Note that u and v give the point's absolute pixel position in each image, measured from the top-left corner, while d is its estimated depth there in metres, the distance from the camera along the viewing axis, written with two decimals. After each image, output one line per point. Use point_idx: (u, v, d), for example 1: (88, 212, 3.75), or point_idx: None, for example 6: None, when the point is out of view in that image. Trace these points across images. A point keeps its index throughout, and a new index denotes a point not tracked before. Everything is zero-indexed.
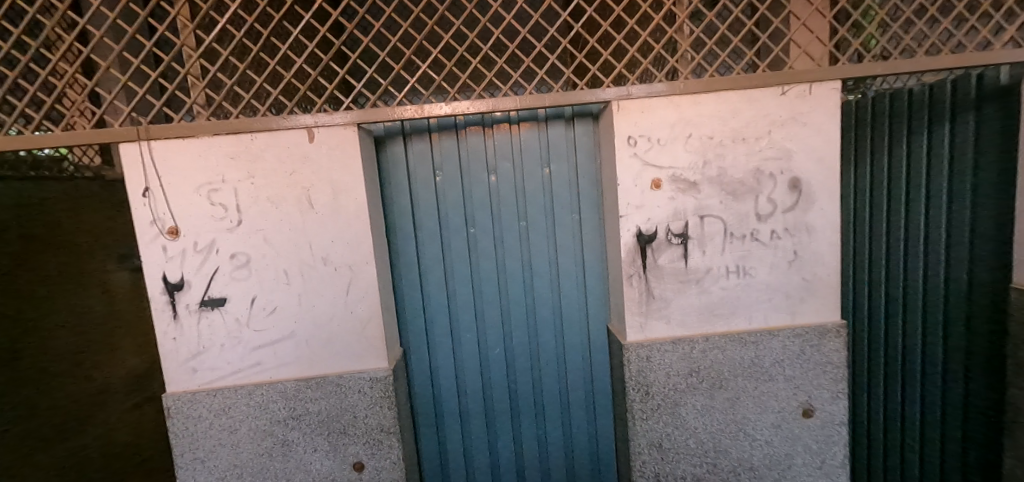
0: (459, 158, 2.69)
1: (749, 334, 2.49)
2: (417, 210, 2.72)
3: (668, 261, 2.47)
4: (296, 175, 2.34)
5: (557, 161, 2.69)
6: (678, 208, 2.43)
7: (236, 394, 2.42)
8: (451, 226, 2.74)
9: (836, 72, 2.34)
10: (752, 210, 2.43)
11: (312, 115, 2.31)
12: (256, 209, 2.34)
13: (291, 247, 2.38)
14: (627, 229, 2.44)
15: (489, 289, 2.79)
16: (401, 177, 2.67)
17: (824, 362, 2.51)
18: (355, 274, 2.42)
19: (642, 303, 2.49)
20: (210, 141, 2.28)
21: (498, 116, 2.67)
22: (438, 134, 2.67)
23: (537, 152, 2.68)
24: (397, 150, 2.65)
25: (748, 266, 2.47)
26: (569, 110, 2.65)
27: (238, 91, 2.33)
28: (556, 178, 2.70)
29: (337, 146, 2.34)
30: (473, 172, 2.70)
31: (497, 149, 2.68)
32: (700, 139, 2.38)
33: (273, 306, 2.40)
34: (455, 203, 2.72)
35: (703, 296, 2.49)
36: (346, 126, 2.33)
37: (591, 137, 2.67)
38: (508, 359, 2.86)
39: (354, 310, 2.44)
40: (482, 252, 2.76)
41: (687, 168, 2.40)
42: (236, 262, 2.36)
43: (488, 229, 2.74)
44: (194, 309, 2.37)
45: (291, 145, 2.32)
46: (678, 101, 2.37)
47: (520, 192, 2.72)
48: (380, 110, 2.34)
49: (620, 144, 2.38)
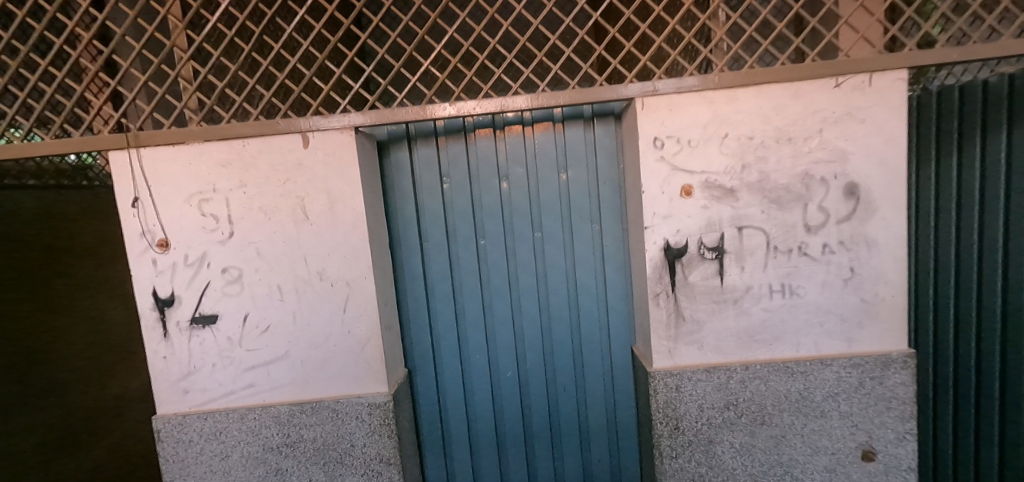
0: (467, 163, 2.47)
1: (797, 363, 2.16)
2: (423, 220, 2.52)
3: (701, 279, 2.17)
4: (290, 184, 2.17)
5: (575, 166, 2.44)
6: (712, 218, 2.14)
7: (229, 418, 2.26)
8: (459, 237, 2.52)
9: (901, 60, 2.00)
10: (800, 220, 2.11)
11: (307, 119, 2.14)
12: (248, 220, 2.18)
13: (285, 261, 2.21)
14: (653, 242, 2.16)
15: (500, 306, 2.56)
16: (406, 184, 2.48)
17: (888, 398, 2.15)
18: (353, 291, 2.23)
19: (670, 326, 2.20)
20: (201, 148, 2.15)
21: (510, 117, 2.44)
22: (445, 138, 2.46)
23: (553, 156, 2.44)
24: (401, 155, 2.46)
25: (796, 285, 2.15)
26: (588, 109, 2.40)
27: (230, 94, 2.18)
28: (574, 185, 2.45)
29: (334, 152, 2.16)
30: (483, 179, 2.48)
31: (509, 154, 2.45)
32: (738, 139, 2.09)
33: (266, 325, 2.24)
34: (464, 212, 2.50)
35: (742, 318, 2.18)
36: (343, 130, 2.16)
37: (613, 138, 2.41)
38: (522, 384, 2.61)
39: (351, 329, 2.25)
40: (493, 266, 2.53)
41: (723, 173, 2.11)
42: (228, 277, 2.21)
43: (499, 241, 2.51)
44: (184, 327, 2.23)
45: (285, 151, 2.16)
46: (712, 96, 2.08)
47: (534, 201, 2.48)
48: (379, 112, 2.15)
49: (645, 146, 2.11)
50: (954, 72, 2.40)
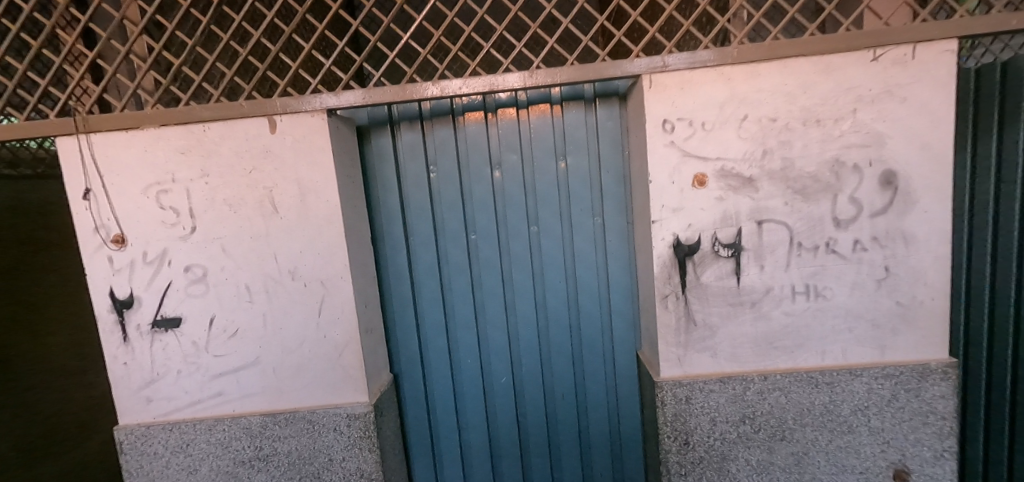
0: (456, 150, 2.24)
1: (822, 374, 1.93)
2: (408, 213, 2.29)
3: (714, 279, 1.94)
4: (257, 173, 1.96)
5: (575, 153, 2.20)
6: (728, 211, 1.90)
7: (195, 430, 2.07)
8: (447, 231, 2.30)
9: (949, 28, 1.74)
10: (828, 213, 1.87)
11: (274, 100, 1.92)
12: (211, 214, 1.97)
13: (253, 259, 2.00)
14: (661, 238, 1.93)
15: (493, 308, 2.34)
16: (389, 173, 2.26)
17: (925, 412, 1.92)
18: (328, 292, 2.02)
19: (680, 332, 1.98)
20: (157, 133, 1.93)
21: (503, 99, 2.20)
22: (432, 123, 2.22)
23: (550, 142, 2.20)
24: (382, 141, 2.24)
25: (822, 286, 1.91)
26: (589, 89, 2.15)
27: (188, 73, 1.96)
28: (573, 173, 2.21)
29: (305, 138, 1.94)
30: (473, 168, 2.24)
31: (502, 139, 2.22)
32: (759, 122, 1.84)
33: (235, 328, 2.04)
34: (452, 203, 2.27)
35: (761, 323, 1.95)
36: (314, 113, 1.93)
37: (617, 122, 2.16)
38: (517, 390, 2.40)
39: (327, 334, 2.04)
40: (485, 263, 2.31)
41: (741, 160, 1.86)
42: (191, 276, 2.01)
43: (491, 235, 2.28)
44: (145, 330, 2.03)
45: (251, 136, 1.94)
46: (729, 72, 1.82)
47: (530, 191, 2.25)
48: (354, 93, 1.92)
49: (652, 130, 1.87)
50: (991, 48, 2.13)
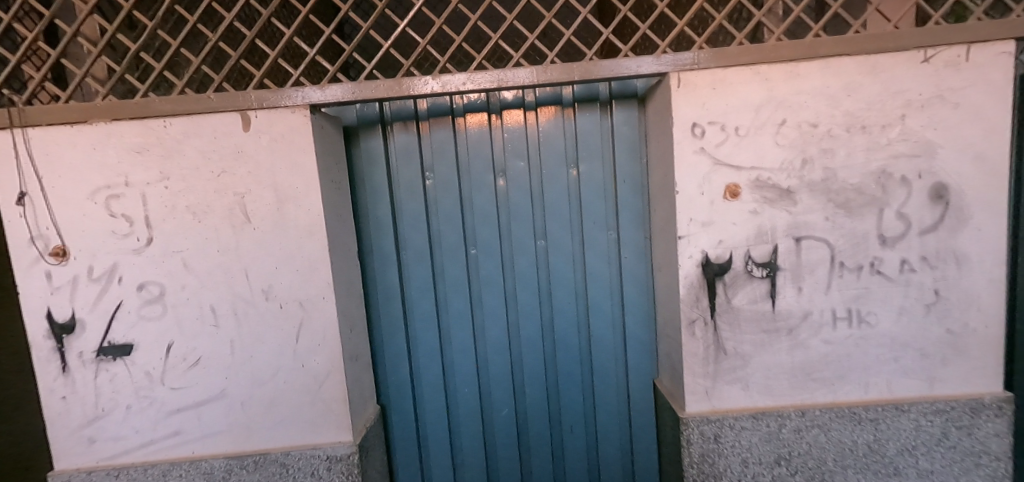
0: (455, 155, 2.00)
1: (865, 409, 1.73)
2: (401, 224, 2.04)
3: (747, 302, 1.73)
4: (227, 177, 1.69)
5: (588, 160, 1.99)
6: (763, 226, 1.70)
7: (147, 476, 1.77)
8: (444, 245, 2.05)
9: (1006, 28, 1.57)
10: (873, 229, 1.68)
11: (249, 93, 1.66)
12: (172, 224, 1.70)
13: (219, 276, 1.73)
14: (688, 255, 1.72)
15: (495, 331, 2.10)
16: (379, 179, 2.01)
17: (978, 452, 1.73)
18: (307, 314, 1.75)
19: (708, 361, 1.76)
20: (108, 129, 1.66)
21: (509, 99, 1.98)
22: (428, 124, 1.99)
23: (560, 148, 1.99)
24: (373, 144, 2.00)
25: (866, 311, 1.72)
26: (605, 89, 1.94)
27: (146, 59, 1.68)
28: (586, 182, 1.99)
29: (284, 138, 1.68)
30: (474, 175, 2.02)
31: (506, 143, 2.00)
32: (798, 127, 1.64)
33: (196, 357, 1.76)
34: (450, 214, 2.04)
35: (798, 352, 1.75)
36: (295, 109, 1.68)
37: (635, 126, 1.95)
38: (520, 423, 2.15)
39: (306, 363, 1.77)
40: (486, 281, 2.07)
41: (778, 170, 1.67)
42: (145, 296, 1.72)
43: (493, 250, 2.05)
44: (89, 359, 1.73)
45: (220, 134, 1.67)
46: (766, 71, 1.63)
47: (537, 201, 2.03)
48: (342, 88, 1.68)
49: (680, 135, 1.66)
50: None
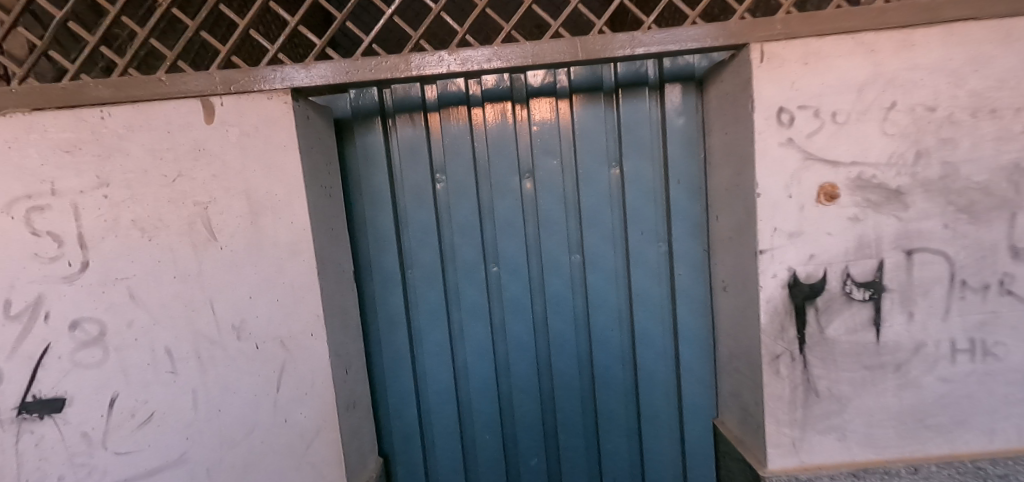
0: (471, 153, 1.66)
1: (992, 464, 1.39)
2: (406, 237, 1.70)
3: (845, 332, 1.38)
4: (184, 182, 1.31)
5: (635, 156, 1.64)
6: (866, 237, 1.34)
7: None
8: (460, 262, 1.71)
9: None
10: (1003, 240, 1.34)
11: (212, 73, 1.29)
12: (113, 243, 1.32)
13: (177, 309, 1.35)
14: (772, 274, 1.36)
15: (521, 363, 1.76)
16: (381, 184, 1.67)
17: None
18: (291, 355, 1.38)
19: (796, 406, 1.40)
20: (27, 121, 1.27)
21: (537, 84, 1.64)
22: (440, 116, 1.66)
23: (600, 143, 1.64)
24: (373, 141, 1.66)
25: (993, 342, 1.37)
26: (654, 71, 1.60)
27: (77, 32, 1.28)
28: (631, 182, 1.65)
29: (257, 132, 1.31)
30: (495, 177, 1.67)
31: (534, 138, 1.66)
32: (912, 111, 1.30)
33: (148, 412, 1.38)
34: (465, 224, 1.69)
35: (908, 393, 1.40)
36: (272, 94, 1.31)
37: (690, 115, 1.61)
38: (552, 470, 1.82)
39: (289, 416, 1.40)
40: (510, 304, 1.73)
41: (886, 165, 1.32)
42: (81, 337, 1.34)
43: (517, 266, 1.71)
44: (8, 419, 1.34)
45: (174, 127, 1.30)
46: (872, 41, 1.29)
47: (572, 207, 1.69)
48: (331, 67, 1.31)
49: (762, 123, 1.31)
50: None
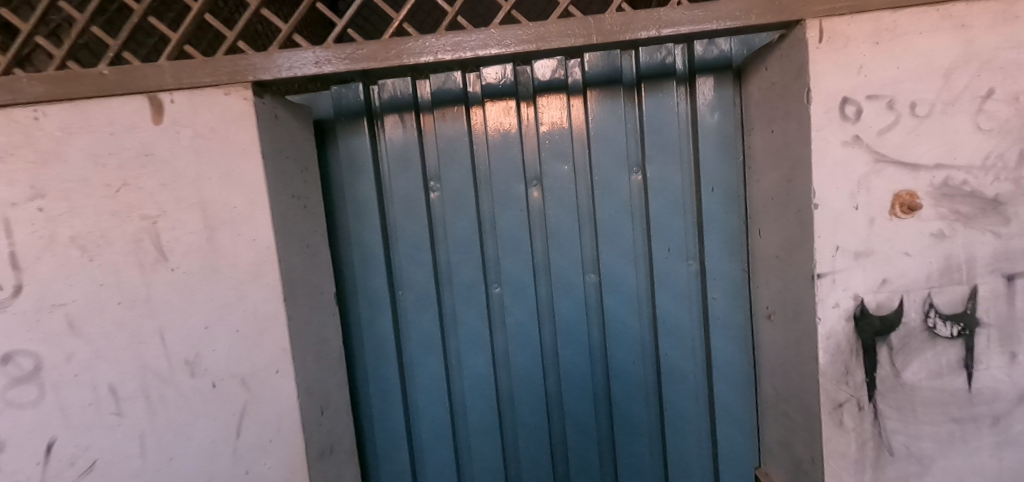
0: (469, 158, 1.45)
1: None
2: (396, 254, 1.49)
3: (926, 377, 1.11)
4: (129, 193, 1.12)
5: (660, 159, 1.40)
6: (955, 258, 1.08)
7: None
8: (457, 283, 1.49)
9: None
10: None
11: (159, 65, 1.10)
12: (51, 263, 1.13)
13: (122, 341, 1.16)
14: (834, 303, 1.10)
15: (527, 399, 1.52)
16: (367, 193, 1.47)
17: None
18: (254, 395, 1.18)
19: (864, 467, 1.14)
20: None
21: (545, 78, 1.42)
22: (434, 116, 1.45)
23: (619, 145, 1.41)
24: (358, 144, 1.45)
25: None
26: (683, 61, 1.37)
27: (6, 17, 1.11)
28: (655, 191, 1.40)
29: (213, 133, 1.11)
30: (498, 184, 1.45)
31: (542, 140, 1.43)
32: (1015, 101, 1.03)
33: (89, 461, 1.18)
34: (463, 239, 1.47)
35: (1009, 454, 1.12)
36: (229, 89, 1.11)
37: (726, 111, 1.37)
38: None
39: (253, 467, 1.20)
40: (514, 331, 1.50)
41: (981, 169, 1.05)
42: (14, 372, 1.14)
43: (523, 287, 1.48)
44: None
45: (117, 128, 1.11)
46: (962, 14, 1.03)
47: (585, 220, 1.45)
48: (298, 56, 1.10)
49: (821, 118, 1.06)
50: None
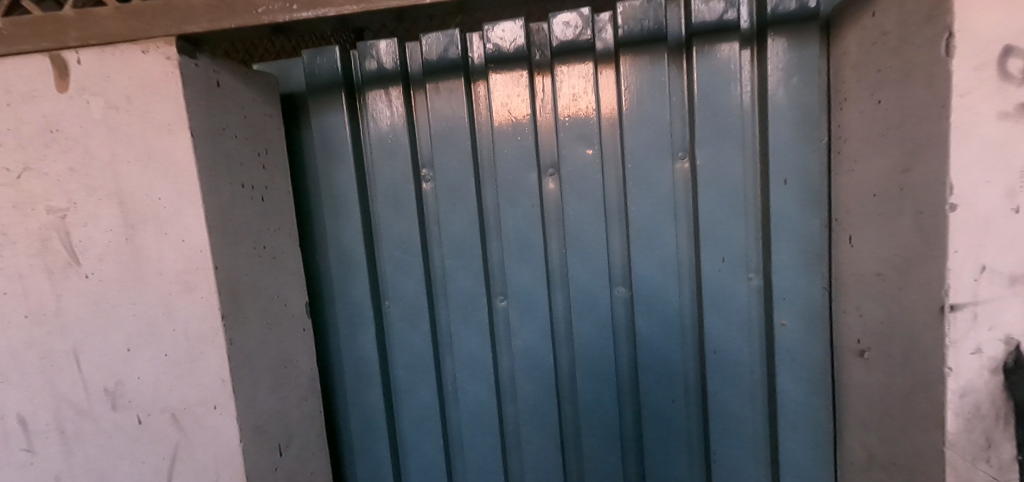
0: (469, 141, 1.16)
1: None
2: (381, 257, 1.23)
3: None
4: (32, 180, 0.89)
5: (715, 143, 1.07)
6: None
7: None
8: (453, 294, 1.21)
9: None
10: None
11: (60, 14, 0.85)
12: None
13: (30, 364, 0.93)
14: (973, 347, 0.77)
15: (537, 440, 1.24)
16: (346, 183, 1.20)
17: None
18: (190, 435, 0.95)
19: None
20: None
21: (567, 37, 1.11)
22: (428, 88, 1.17)
23: (659, 124, 1.09)
24: (335, 122, 1.19)
25: None
26: (748, 16, 1.05)
27: None
28: (706, 183, 1.08)
29: (129, 103, 0.88)
30: (505, 173, 1.15)
31: (561, 117, 1.13)
32: None
33: None
34: (460, 242, 1.19)
35: None
36: (147, 46, 0.86)
37: (807, 77, 1.02)
38: None
39: None
40: (523, 356, 1.21)
41: None
42: None
43: (533, 302, 1.19)
44: None
45: (15, 97, 0.87)
46: None
47: (614, 219, 1.15)
48: (231, 1, 0.84)
49: (965, 79, 0.73)
50: None
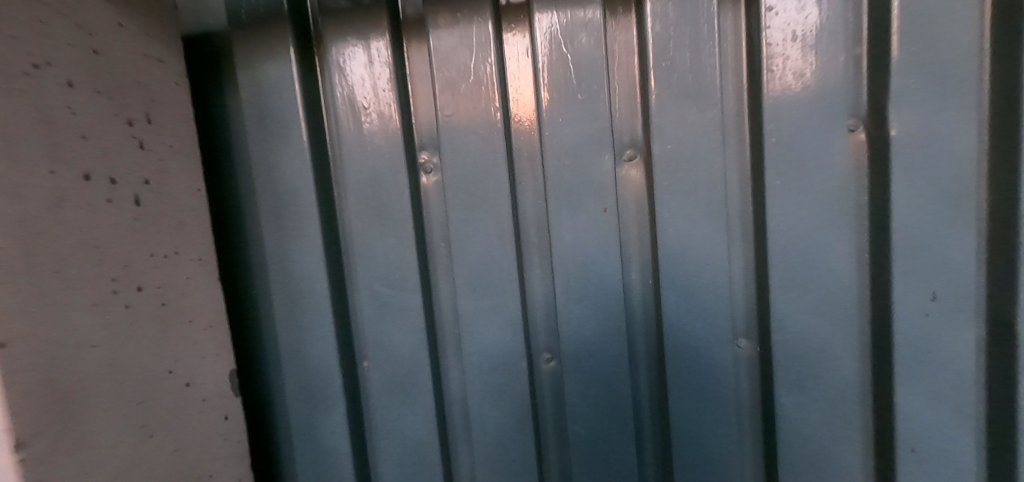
0: (495, 104, 0.71)
1: None
2: (356, 294, 0.77)
3: None
4: None
5: (923, 101, 0.63)
6: None
7: None
8: (472, 351, 0.75)
9: None
10: None
11: None
12: None
13: None
14: None
15: None
16: (298, 176, 0.74)
17: None
18: None
19: None
20: None
21: None
22: (429, 22, 0.71)
23: (819, 72, 0.65)
24: (277, 79, 0.73)
25: None
26: None
27: None
28: (901, 170, 0.64)
29: None
30: (558, 156, 0.71)
31: (651, 62, 0.68)
32: None
33: None
34: (485, 271, 0.74)
35: None
36: None
37: None
38: None
39: None
40: (583, 447, 0.76)
41: None
42: None
43: (604, 367, 0.74)
44: None
45: None
46: None
47: (737, 231, 0.70)
48: None
49: None
50: None
